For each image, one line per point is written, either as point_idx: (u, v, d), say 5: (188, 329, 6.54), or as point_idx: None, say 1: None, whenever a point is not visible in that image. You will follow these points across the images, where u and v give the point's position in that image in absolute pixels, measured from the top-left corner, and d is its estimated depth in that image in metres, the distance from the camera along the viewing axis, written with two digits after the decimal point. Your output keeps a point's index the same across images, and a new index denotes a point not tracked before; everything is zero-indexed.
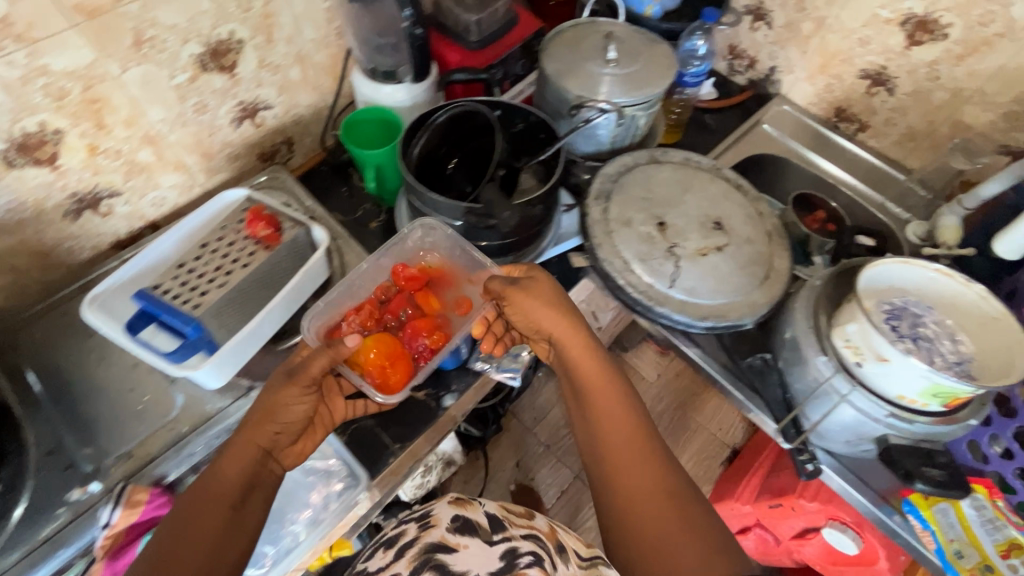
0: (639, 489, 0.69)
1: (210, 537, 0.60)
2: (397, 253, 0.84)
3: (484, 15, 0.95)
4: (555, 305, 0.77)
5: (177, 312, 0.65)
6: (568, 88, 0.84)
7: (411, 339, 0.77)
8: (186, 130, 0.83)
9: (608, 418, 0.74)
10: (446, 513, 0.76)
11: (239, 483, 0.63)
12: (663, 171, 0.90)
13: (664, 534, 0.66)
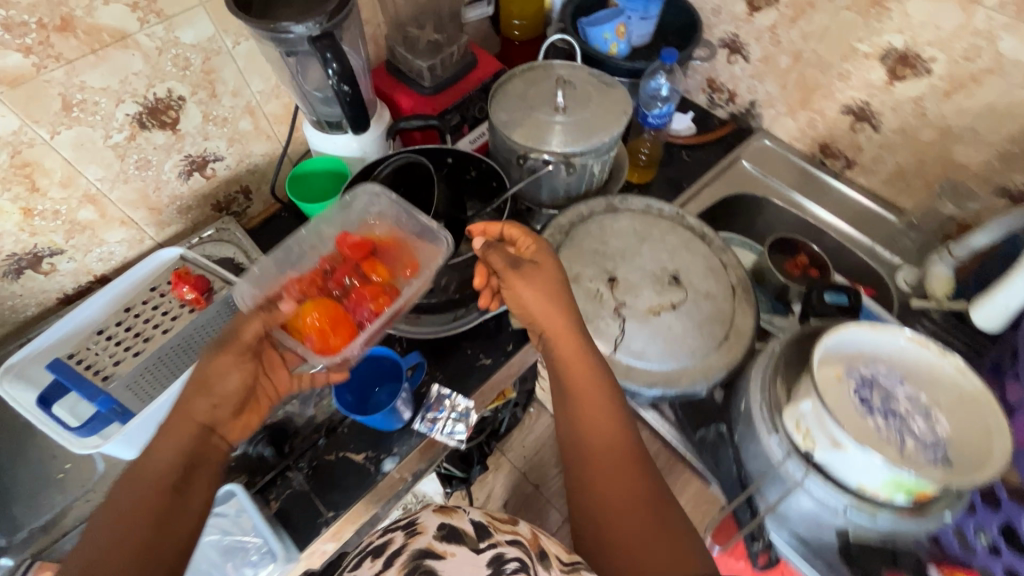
0: (620, 499, 0.60)
1: (141, 535, 0.49)
2: (341, 221, 0.77)
3: (437, 61, 0.93)
4: (536, 284, 0.67)
5: (86, 383, 0.63)
6: (513, 137, 0.80)
7: (355, 306, 0.68)
8: (129, 187, 0.82)
9: (592, 400, 0.63)
10: (433, 521, 0.63)
11: (176, 467, 0.53)
12: (620, 220, 0.85)
13: (642, 545, 0.57)
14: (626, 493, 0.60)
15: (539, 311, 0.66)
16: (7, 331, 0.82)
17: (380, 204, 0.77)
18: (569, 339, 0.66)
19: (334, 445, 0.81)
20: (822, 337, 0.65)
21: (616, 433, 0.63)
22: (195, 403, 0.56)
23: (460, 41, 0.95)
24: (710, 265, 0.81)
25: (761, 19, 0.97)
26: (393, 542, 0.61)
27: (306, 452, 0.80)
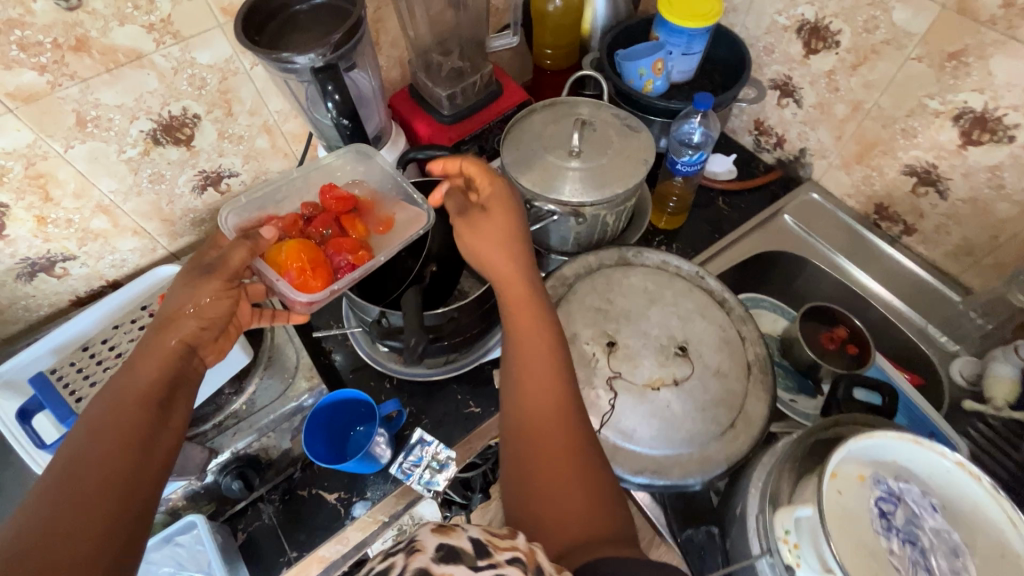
0: (545, 437, 0.57)
1: (127, 449, 0.49)
2: (327, 171, 0.81)
3: (457, 90, 0.89)
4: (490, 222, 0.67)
5: (59, 404, 0.63)
6: (520, 179, 0.75)
7: (333, 253, 0.71)
8: (142, 199, 0.83)
9: (533, 352, 0.62)
10: (433, 540, 0.43)
11: (161, 385, 0.54)
12: (632, 276, 0.78)
13: (561, 486, 0.55)
14: (551, 431, 0.58)
15: (489, 251, 0.66)
16: (21, 327, 0.85)
17: (367, 168, 0.81)
18: (513, 279, 0.65)
19: (308, 480, 0.79)
20: (846, 441, 0.55)
21: (550, 370, 0.61)
22: (174, 331, 0.58)
23: (484, 70, 0.91)
24: (725, 337, 0.73)
25: (818, 63, 0.88)
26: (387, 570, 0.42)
27: (279, 484, 0.79)
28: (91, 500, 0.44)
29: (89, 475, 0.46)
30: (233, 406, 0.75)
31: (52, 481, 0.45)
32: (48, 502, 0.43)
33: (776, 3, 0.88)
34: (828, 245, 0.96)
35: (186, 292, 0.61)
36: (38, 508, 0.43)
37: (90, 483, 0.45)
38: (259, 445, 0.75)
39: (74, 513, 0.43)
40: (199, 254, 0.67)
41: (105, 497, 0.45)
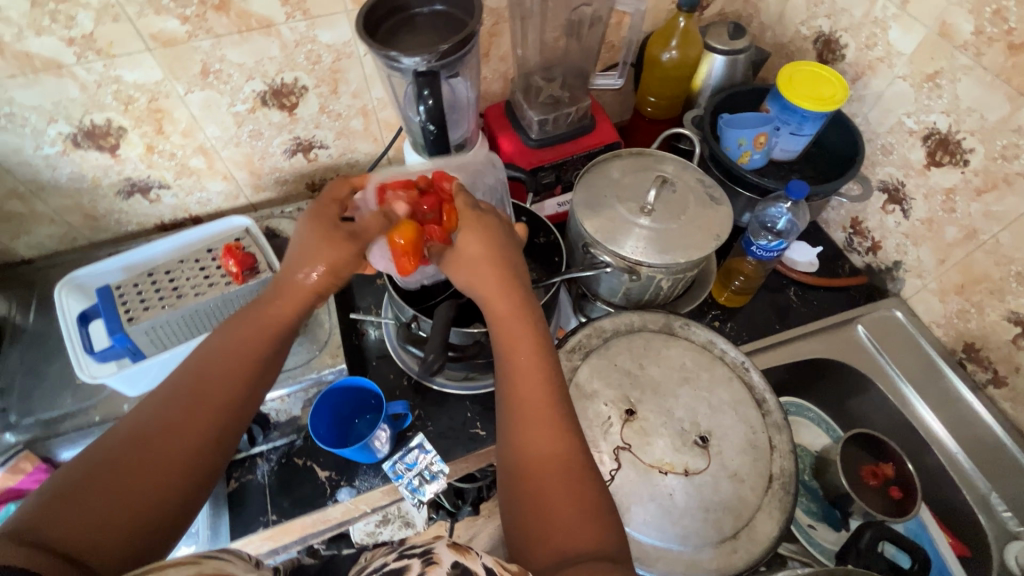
0: (540, 450, 0.56)
1: (235, 387, 0.55)
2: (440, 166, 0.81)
3: (550, 117, 0.89)
4: (486, 256, 0.64)
5: (113, 320, 0.69)
6: (585, 223, 0.74)
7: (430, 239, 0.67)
8: (238, 149, 0.89)
9: (530, 380, 0.59)
10: (448, 556, 0.44)
11: (286, 330, 0.60)
12: (671, 348, 0.75)
13: (555, 494, 0.53)
14: (546, 449, 0.56)
15: (488, 278, 0.64)
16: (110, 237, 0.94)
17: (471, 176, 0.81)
18: (515, 310, 0.63)
19: (307, 451, 0.81)
20: None
21: (548, 394, 0.59)
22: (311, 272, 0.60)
23: (581, 103, 0.91)
24: (753, 440, 0.68)
25: (939, 177, 0.80)
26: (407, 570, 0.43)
27: (280, 446, 0.82)
28: (197, 429, 0.51)
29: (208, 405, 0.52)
30: None
31: (176, 396, 0.52)
32: (172, 416, 0.51)
33: (908, 103, 0.81)
34: (897, 370, 0.88)
35: (318, 242, 0.61)
36: (165, 419, 0.50)
37: (205, 412, 0.52)
38: (272, 406, 0.79)
39: (184, 434, 0.50)
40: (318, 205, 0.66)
41: (209, 430, 0.52)
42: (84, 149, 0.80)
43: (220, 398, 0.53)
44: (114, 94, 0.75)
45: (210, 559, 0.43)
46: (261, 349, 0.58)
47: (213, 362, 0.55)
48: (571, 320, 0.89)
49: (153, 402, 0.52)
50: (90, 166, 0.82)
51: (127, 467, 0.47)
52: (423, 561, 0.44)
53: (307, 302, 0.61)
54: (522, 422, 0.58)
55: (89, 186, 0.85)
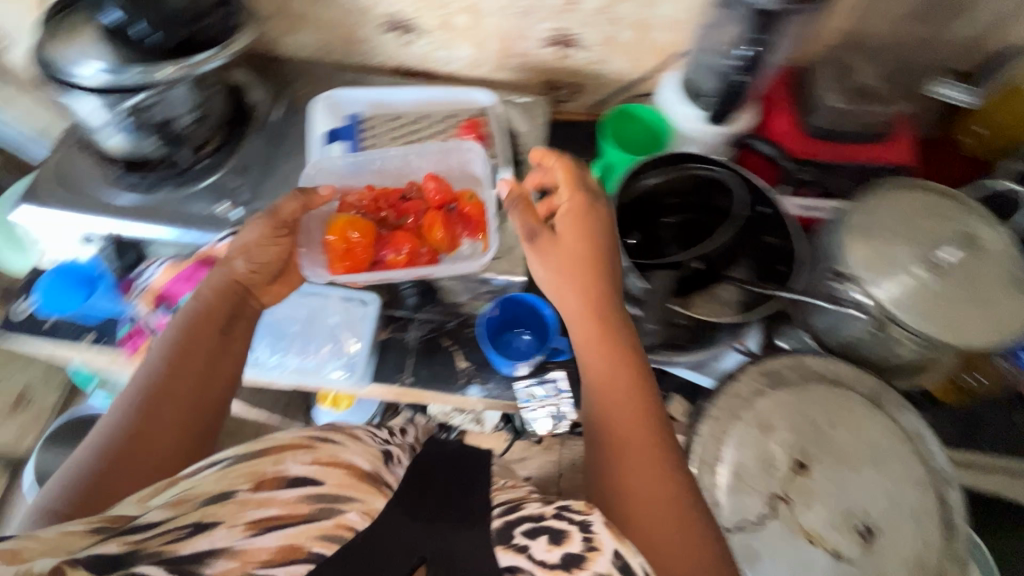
0: (642, 486, 0.51)
1: (201, 356, 0.60)
2: (452, 167, 0.85)
3: (854, 108, 0.75)
4: (560, 278, 0.64)
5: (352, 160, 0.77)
6: (851, 253, 0.64)
7: (384, 244, 0.78)
8: (503, 21, 0.85)
9: (616, 411, 0.56)
10: (608, 542, 0.45)
11: (230, 305, 0.64)
12: (871, 422, 0.65)
13: (657, 525, 0.49)
14: (649, 472, 0.52)
15: (579, 286, 0.63)
16: (354, 62, 0.97)
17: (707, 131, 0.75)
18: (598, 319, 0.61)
19: (454, 336, 0.84)
20: None
21: (631, 415, 0.56)
22: (231, 271, 0.66)
23: (897, 107, 0.75)
24: (922, 560, 0.60)
25: None
26: (568, 539, 0.45)
27: (433, 322, 0.84)
28: (173, 404, 0.56)
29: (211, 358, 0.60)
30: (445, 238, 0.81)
31: (138, 391, 0.56)
32: (136, 414, 0.55)
33: None
34: None
35: (253, 236, 0.68)
36: (130, 415, 0.54)
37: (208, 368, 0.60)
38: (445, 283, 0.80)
39: (160, 402, 0.56)
40: (275, 214, 0.69)
41: (186, 402, 0.57)
42: None
43: (184, 376, 0.58)
44: None
45: (326, 444, 0.51)
46: (211, 327, 0.62)
47: (163, 358, 0.58)
48: (754, 339, 0.77)
49: (116, 409, 0.55)
50: None
51: (123, 454, 0.52)
52: (583, 536, 0.45)
53: (234, 291, 0.65)
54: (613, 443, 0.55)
55: (361, 9, 0.85)
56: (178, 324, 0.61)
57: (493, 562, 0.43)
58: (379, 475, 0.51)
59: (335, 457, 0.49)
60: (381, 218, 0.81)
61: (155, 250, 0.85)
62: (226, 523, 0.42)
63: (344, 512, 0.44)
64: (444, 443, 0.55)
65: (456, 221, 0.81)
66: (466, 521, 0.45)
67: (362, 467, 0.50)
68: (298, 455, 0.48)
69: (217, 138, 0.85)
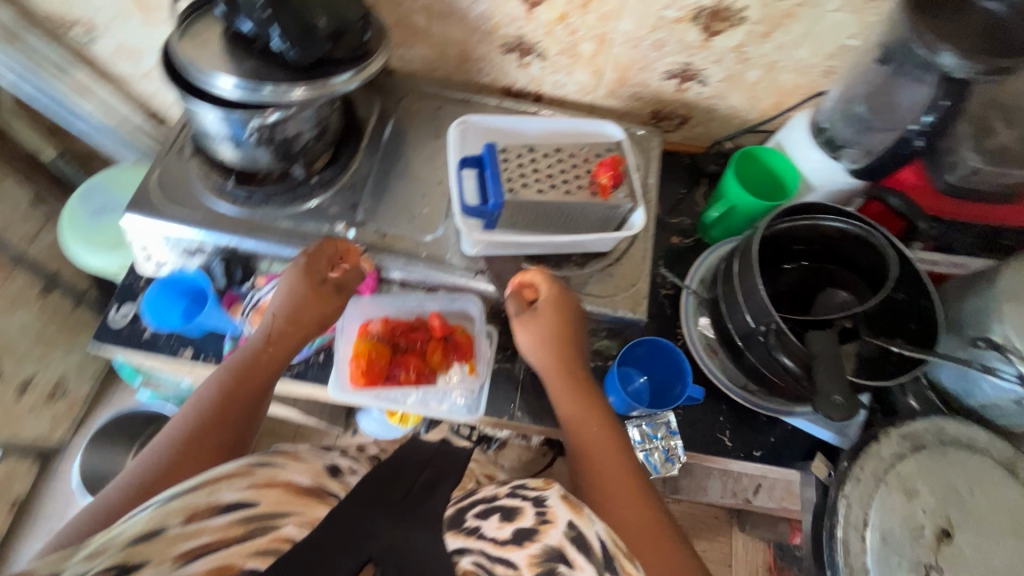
0: (625, 515, 0.58)
1: (215, 415, 0.61)
2: (445, 304, 0.81)
3: (987, 169, 0.74)
4: (549, 357, 0.71)
5: (497, 184, 0.72)
6: (1003, 317, 0.64)
7: (395, 363, 0.77)
8: (630, 51, 0.84)
9: (598, 451, 0.64)
10: (562, 513, 0.53)
11: (255, 370, 0.67)
12: (1009, 490, 0.64)
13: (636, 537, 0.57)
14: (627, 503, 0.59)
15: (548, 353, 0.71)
16: (461, 81, 0.94)
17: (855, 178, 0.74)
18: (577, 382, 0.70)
19: None
20: None
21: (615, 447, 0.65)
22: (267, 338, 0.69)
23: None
24: None
25: None
26: (522, 513, 0.53)
27: None
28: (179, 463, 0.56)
29: (237, 407, 0.63)
30: (566, 272, 0.78)
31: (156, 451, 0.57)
32: (153, 466, 0.55)
33: None
34: None
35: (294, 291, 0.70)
36: (140, 473, 0.55)
37: (232, 419, 0.61)
38: None
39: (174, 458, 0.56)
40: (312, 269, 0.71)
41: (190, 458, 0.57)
42: None
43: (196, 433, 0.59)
44: None
45: (264, 467, 0.51)
46: (227, 393, 0.63)
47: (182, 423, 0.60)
48: (867, 394, 0.73)
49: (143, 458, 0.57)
50: (503, 12, 0.80)
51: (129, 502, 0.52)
52: (537, 512, 0.53)
53: (256, 359, 0.68)
54: (602, 496, 0.60)
55: (486, 29, 0.84)
56: (233, 369, 0.66)
57: (443, 545, 0.49)
58: (325, 485, 0.51)
59: (273, 478, 0.50)
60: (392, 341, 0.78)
61: (262, 266, 0.82)
62: (155, 560, 0.42)
63: (282, 526, 0.46)
64: (421, 444, 0.56)
65: (454, 350, 0.78)
66: (409, 518, 0.48)
67: (299, 481, 0.50)
68: (234, 480, 0.48)
69: (325, 153, 0.83)
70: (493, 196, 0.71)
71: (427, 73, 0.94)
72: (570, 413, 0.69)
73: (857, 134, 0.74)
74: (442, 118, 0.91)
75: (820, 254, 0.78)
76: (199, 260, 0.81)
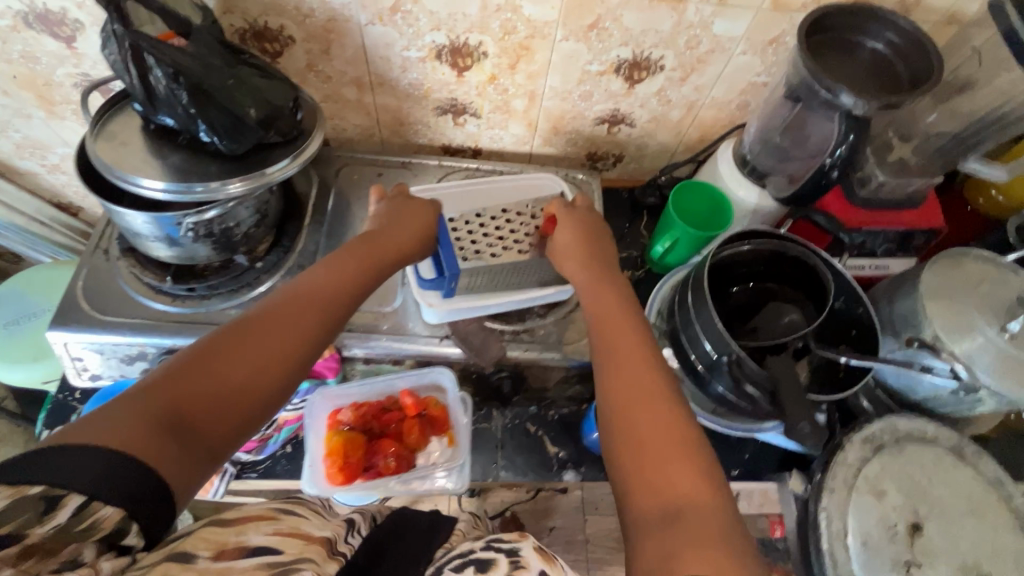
0: (654, 414, 0.51)
1: (279, 319, 0.52)
2: (416, 377, 0.78)
3: (893, 182, 0.83)
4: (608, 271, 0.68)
5: (450, 253, 0.72)
6: (930, 319, 0.70)
7: (373, 452, 0.72)
8: (560, 103, 0.87)
9: (624, 347, 0.58)
10: (535, 561, 0.48)
11: (336, 285, 0.58)
12: (960, 473, 0.70)
13: (662, 432, 0.49)
14: (653, 400, 0.52)
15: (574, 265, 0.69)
16: (399, 144, 0.94)
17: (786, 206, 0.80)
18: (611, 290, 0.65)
19: (539, 420, 0.83)
20: None
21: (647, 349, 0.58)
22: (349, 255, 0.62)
23: (933, 178, 0.82)
24: None
25: None
26: (495, 565, 0.47)
27: (517, 410, 0.84)
28: (226, 364, 0.47)
29: (308, 317, 0.54)
30: (530, 324, 0.79)
31: (213, 343, 0.48)
32: (191, 361, 0.46)
33: None
34: None
35: (379, 233, 0.66)
36: (182, 362, 0.46)
37: (303, 329, 0.53)
38: (532, 370, 0.79)
39: (214, 356, 0.47)
40: (403, 212, 0.71)
41: (239, 360, 0.48)
42: (440, 63, 0.79)
43: (263, 335, 0.50)
44: (502, 21, 0.73)
45: (286, 514, 0.44)
46: (301, 297, 0.55)
47: (259, 316, 0.52)
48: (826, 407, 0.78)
49: (187, 350, 0.47)
50: (433, 78, 0.81)
51: (162, 399, 0.43)
52: (510, 559, 0.48)
53: (327, 266, 0.60)
54: (625, 395, 0.54)
55: (418, 95, 0.84)
56: (297, 278, 0.57)
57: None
58: (337, 542, 0.45)
59: (296, 527, 0.43)
60: (365, 429, 0.74)
61: None
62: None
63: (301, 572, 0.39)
64: (411, 513, 0.54)
65: (432, 424, 0.75)
66: None
67: (319, 536, 0.44)
68: (258, 524, 0.41)
69: (268, 236, 0.80)
70: (449, 263, 0.71)
71: (362, 140, 0.93)
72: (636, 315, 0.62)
73: (778, 163, 0.81)
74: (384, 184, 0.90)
75: (761, 274, 0.83)
76: (140, 366, 0.76)
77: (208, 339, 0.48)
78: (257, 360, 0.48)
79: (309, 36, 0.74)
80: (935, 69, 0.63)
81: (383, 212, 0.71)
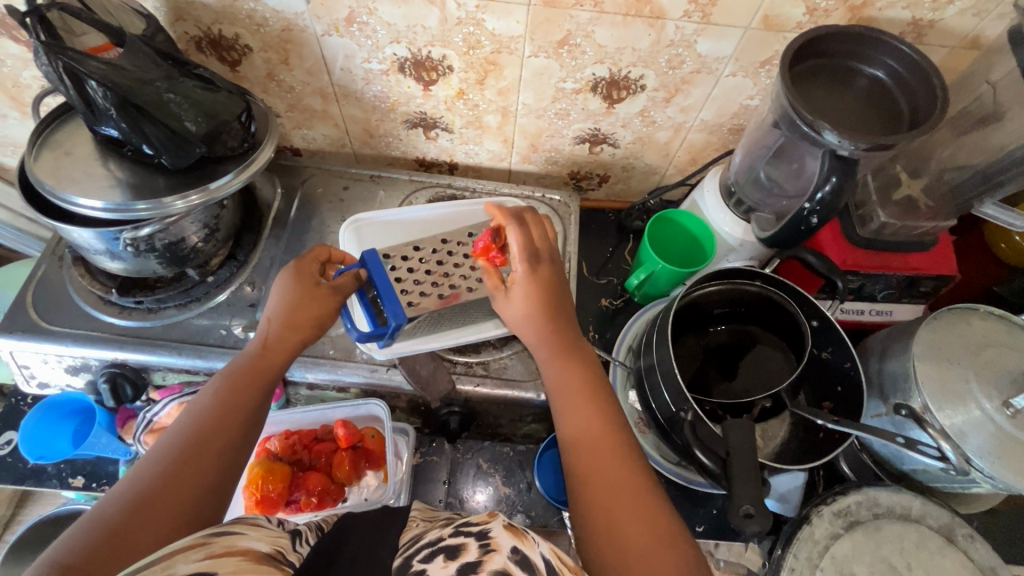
0: (622, 501, 0.48)
1: (217, 422, 0.51)
2: (354, 408, 0.76)
3: (898, 224, 0.74)
4: (556, 334, 0.60)
5: (394, 301, 0.65)
6: (922, 386, 0.62)
7: (297, 484, 0.71)
8: (535, 121, 0.81)
9: (584, 424, 0.54)
10: (506, 541, 0.38)
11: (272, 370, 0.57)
12: (946, 560, 0.62)
13: (635, 521, 0.47)
14: (622, 485, 0.49)
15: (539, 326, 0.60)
16: (371, 155, 0.91)
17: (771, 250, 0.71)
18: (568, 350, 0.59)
19: (492, 456, 0.81)
20: None
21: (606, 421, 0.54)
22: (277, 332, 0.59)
23: (941, 221, 0.74)
24: None
25: None
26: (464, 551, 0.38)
27: (473, 449, 0.81)
28: (176, 488, 0.46)
29: (212, 446, 0.49)
30: (485, 357, 0.74)
31: (155, 471, 0.46)
32: (140, 497, 0.44)
33: None
34: None
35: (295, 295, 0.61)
36: (131, 499, 0.44)
37: (224, 449, 0.50)
38: (484, 405, 0.75)
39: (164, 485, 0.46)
40: (303, 268, 0.63)
41: (190, 479, 0.47)
42: (404, 76, 0.75)
43: (206, 446, 0.49)
44: (465, 35, 0.68)
45: (221, 536, 0.39)
46: (235, 393, 0.53)
47: (197, 425, 0.50)
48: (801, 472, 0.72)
49: (127, 486, 0.45)
50: (398, 91, 0.77)
51: (121, 545, 0.42)
52: (480, 544, 0.38)
53: (259, 349, 0.58)
54: (592, 487, 0.50)
55: (385, 108, 0.80)
56: (228, 373, 0.55)
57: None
58: (284, 552, 0.40)
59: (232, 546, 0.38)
60: (293, 459, 0.73)
61: (157, 377, 0.75)
62: None
63: None
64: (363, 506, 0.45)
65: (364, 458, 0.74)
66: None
67: (261, 550, 0.39)
68: (188, 553, 0.36)
69: (221, 250, 0.78)
70: (394, 316, 0.64)
71: (334, 150, 0.90)
72: (576, 432, 0.53)
73: (765, 197, 0.74)
74: (351, 197, 0.87)
75: (739, 316, 0.75)
76: (86, 377, 0.75)
77: (149, 464, 0.47)
78: (204, 468, 0.48)
79: (266, 46, 0.71)
80: (937, 109, 0.56)
81: (288, 273, 0.63)
